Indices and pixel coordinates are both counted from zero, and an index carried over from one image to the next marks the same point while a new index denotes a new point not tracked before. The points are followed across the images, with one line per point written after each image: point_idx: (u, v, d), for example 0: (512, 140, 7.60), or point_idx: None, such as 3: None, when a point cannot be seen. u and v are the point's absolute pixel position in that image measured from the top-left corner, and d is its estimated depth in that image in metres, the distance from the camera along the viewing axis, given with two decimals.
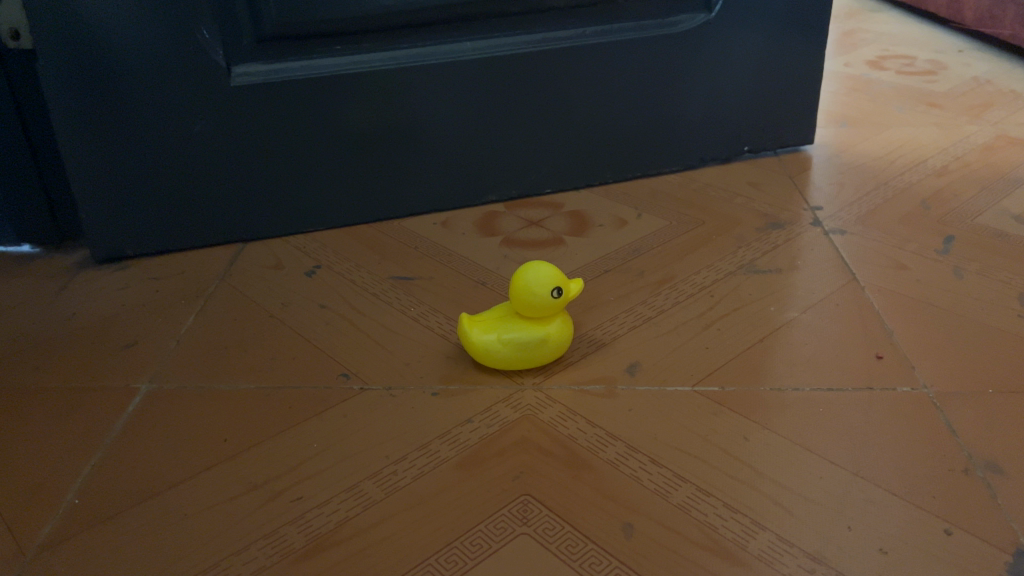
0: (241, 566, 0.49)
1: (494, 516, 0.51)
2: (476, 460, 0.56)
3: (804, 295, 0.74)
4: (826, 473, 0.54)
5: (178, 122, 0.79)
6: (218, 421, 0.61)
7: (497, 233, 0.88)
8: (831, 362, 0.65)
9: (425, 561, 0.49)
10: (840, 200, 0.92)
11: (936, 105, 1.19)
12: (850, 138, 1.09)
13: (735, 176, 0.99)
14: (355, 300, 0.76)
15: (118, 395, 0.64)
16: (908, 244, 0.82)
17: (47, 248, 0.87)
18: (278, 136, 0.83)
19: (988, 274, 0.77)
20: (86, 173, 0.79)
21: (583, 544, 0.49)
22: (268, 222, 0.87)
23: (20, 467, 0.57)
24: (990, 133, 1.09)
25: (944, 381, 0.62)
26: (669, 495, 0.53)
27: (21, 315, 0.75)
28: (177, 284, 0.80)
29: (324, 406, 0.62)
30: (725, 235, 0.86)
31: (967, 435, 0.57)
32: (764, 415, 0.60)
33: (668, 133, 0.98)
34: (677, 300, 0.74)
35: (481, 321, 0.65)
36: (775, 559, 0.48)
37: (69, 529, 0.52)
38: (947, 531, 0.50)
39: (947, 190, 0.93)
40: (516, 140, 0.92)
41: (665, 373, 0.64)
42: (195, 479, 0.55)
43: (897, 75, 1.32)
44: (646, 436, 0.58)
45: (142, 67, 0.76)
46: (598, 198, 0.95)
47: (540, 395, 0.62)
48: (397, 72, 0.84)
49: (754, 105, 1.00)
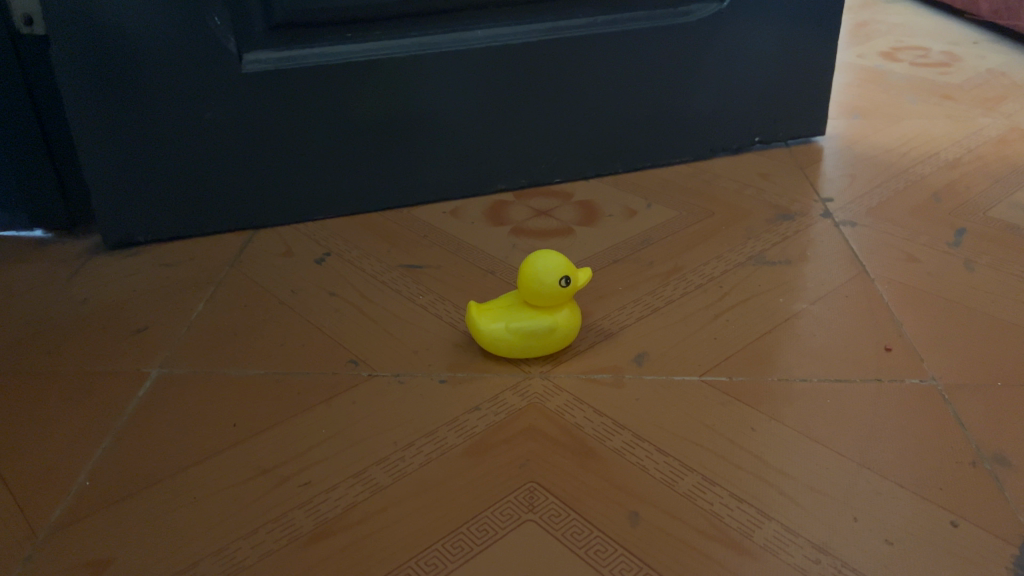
0: (249, 550, 0.49)
1: (500, 502, 0.52)
2: (483, 448, 0.56)
3: (814, 286, 0.74)
4: (833, 464, 0.54)
5: (190, 109, 0.80)
6: (228, 406, 0.61)
7: (506, 222, 0.88)
8: (839, 353, 0.65)
9: (431, 547, 0.49)
10: (851, 192, 0.92)
11: (950, 97, 1.18)
12: (862, 130, 1.08)
13: (746, 167, 0.99)
14: (364, 287, 0.76)
15: (129, 380, 0.64)
16: (919, 237, 0.82)
17: (59, 233, 0.87)
18: (288, 123, 0.83)
19: (999, 268, 0.76)
20: (98, 159, 0.79)
21: (588, 531, 0.50)
22: (279, 209, 0.87)
23: (32, 450, 0.58)
24: (1004, 125, 1.08)
25: (952, 373, 0.62)
26: (674, 484, 0.53)
27: (33, 300, 0.76)
28: (187, 271, 0.80)
29: (332, 393, 0.62)
30: (735, 225, 0.86)
31: (976, 427, 0.57)
32: (771, 405, 0.60)
33: (679, 123, 0.98)
34: (686, 290, 0.74)
35: (489, 309, 0.65)
36: (780, 548, 0.48)
37: (79, 511, 0.52)
38: (953, 523, 0.50)
39: (959, 182, 0.93)
40: (526, 129, 0.92)
41: (672, 362, 0.65)
42: (204, 464, 0.56)
43: (910, 67, 1.31)
44: (653, 425, 0.58)
45: (155, 54, 0.76)
46: (608, 187, 0.95)
47: (547, 383, 0.63)
48: (406, 60, 0.84)
49: (766, 96, 1.00)
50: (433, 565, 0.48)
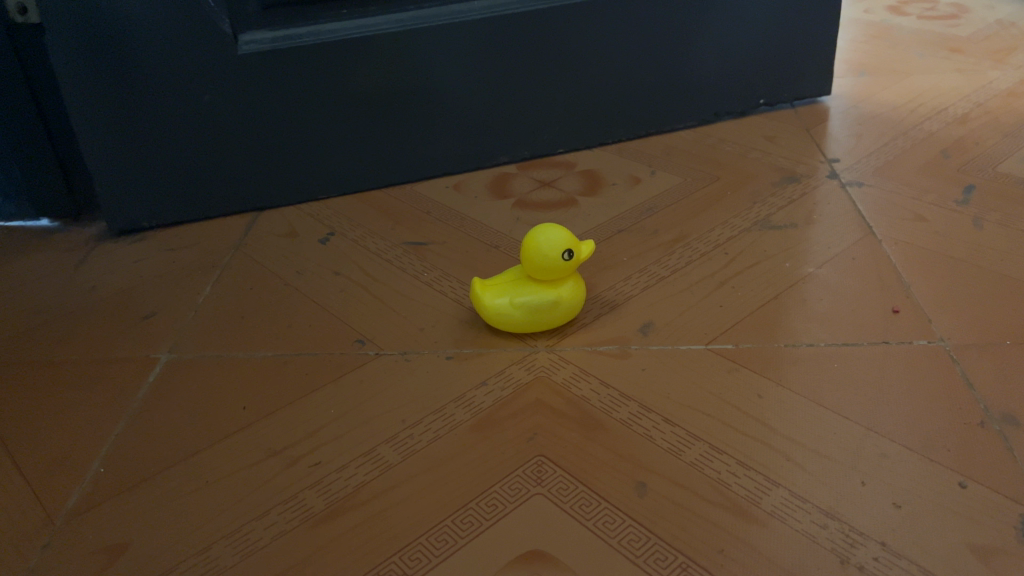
0: (262, 531, 0.50)
1: (507, 477, 0.52)
2: (490, 423, 0.56)
3: (821, 250, 0.73)
4: (840, 429, 0.54)
5: (188, 92, 0.79)
6: (236, 390, 0.61)
7: (509, 195, 0.87)
8: (847, 316, 0.65)
9: (441, 523, 0.49)
10: (858, 152, 0.90)
11: (958, 50, 1.16)
12: (869, 87, 1.07)
13: (751, 130, 0.98)
14: (368, 266, 0.76)
15: (138, 366, 0.65)
16: (926, 195, 0.81)
17: (65, 221, 0.88)
18: (287, 105, 0.83)
19: (1008, 224, 0.75)
20: (99, 146, 0.79)
21: (596, 503, 0.50)
22: (281, 190, 0.87)
23: (47, 439, 0.58)
24: (1013, 78, 1.06)
25: (960, 333, 0.62)
26: (681, 454, 0.53)
27: (41, 289, 0.76)
28: (193, 255, 0.80)
29: (340, 372, 0.62)
30: (740, 190, 0.85)
31: (984, 387, 0.57)
32: (777, 371, 0.59)
33: (681, 88, 0.97)
34: (691, 259, 0.74)
35: (492, 285, 0.65)
36: (788, 515, 0.48)
37: (95, 498, 0.53)
38: (961, 484, 0.50)
39: (968, 138, 0.91)
40: (527, 99, 0.91)
41: (678, 332, 0.64)
42: (215, 447, 0.56)
43: (917, 21, 1.28)
44: (659, 395, 0.58)
45: (150, 38, 0.76)
46: (611, 156, 0.94)
47: (553, 356, 0.63)
48: (403, 35, 0.83)
49: (769, 57, 0.98)
50: (443, 541, 0.48)
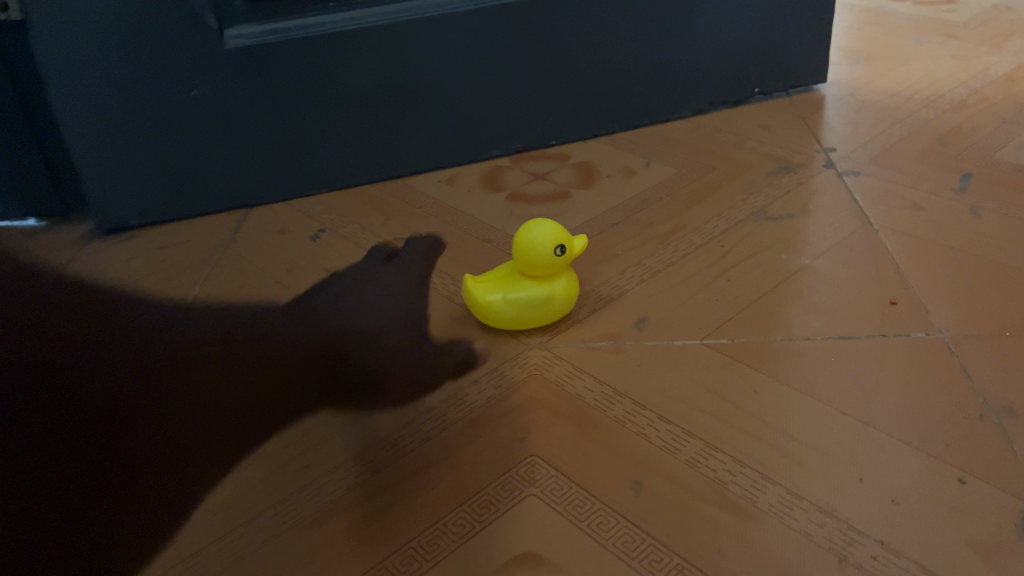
0: (251, 535, 0.49)
1: (500, 477, 0.51)
2: (483, 422, 0.56)
3: (818, 241, 0.73)
4: (838, 424, 0.53)
5: (173, 89, 0.78)
6: (226, 390, 0.61)
7: (502, 189, 0.86)
8: (844, 308, 0.64)
9: (433, 525, 0.49)
10: (854, 141, 0.90)
11: (955, 35, 1.15)
12: (865, 74, 1.05)
13: (746, 119, 0.97)
14: (360, 263, 0.75)
15: (127, 367, 0.64)
16: (923, 184, 0.80)
17: (53, 220, 0.87)
18: (275, 100, 0.82)
19: (1006, 212, 0.74)
20: (85, 144, 0.78)
21: (590, 503, 0.49)
22: (271, 187, 0.86)
23: (33, 443, 0.58)
24: (1010, 63, 1.05)
25: (958, 325, 0.61)
26: (677, 451, 0.52)
27: (29, 290, 0.75)
28: (182, 253, 0.79)
29: (331, 372, 0.62)
30: (735, 181, 0.84)
31: (983, 379, 0.56)
32: (774, 366, 0.59)
33: (675, 77, 0.96)
34: (686, 252, 0.73)
35: (486, 281, 0.64)
36: (784, 513, 0.48)
37: (83, 502, 0.52)
38: (960, 479, 0.49)
39: (965, 125, 0.90)
40: (519, 91, 0.90)
41: (674, 326, 0.64)
42: (204, 449, 0.55)
43: (914, 6, 1.27)
44: (654, 392, 0.57)
45: (134, 33, 0.75)
46: (605, 148, 0.93)
47: (547, 353, 0.62)
48: (392, 27, 0.82)
49: (763, 44, 0.97)
50: (435, 544, 0.48)
